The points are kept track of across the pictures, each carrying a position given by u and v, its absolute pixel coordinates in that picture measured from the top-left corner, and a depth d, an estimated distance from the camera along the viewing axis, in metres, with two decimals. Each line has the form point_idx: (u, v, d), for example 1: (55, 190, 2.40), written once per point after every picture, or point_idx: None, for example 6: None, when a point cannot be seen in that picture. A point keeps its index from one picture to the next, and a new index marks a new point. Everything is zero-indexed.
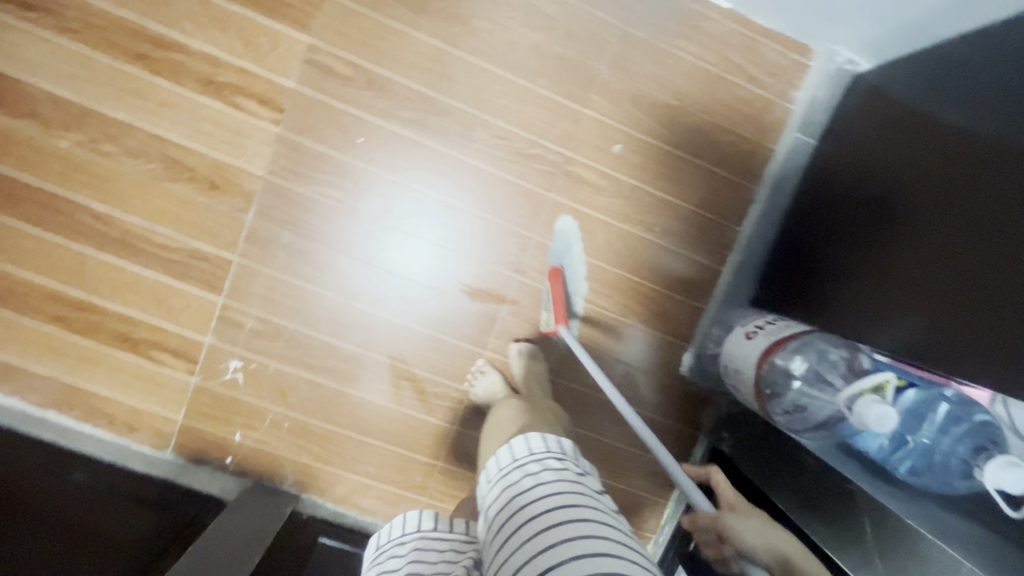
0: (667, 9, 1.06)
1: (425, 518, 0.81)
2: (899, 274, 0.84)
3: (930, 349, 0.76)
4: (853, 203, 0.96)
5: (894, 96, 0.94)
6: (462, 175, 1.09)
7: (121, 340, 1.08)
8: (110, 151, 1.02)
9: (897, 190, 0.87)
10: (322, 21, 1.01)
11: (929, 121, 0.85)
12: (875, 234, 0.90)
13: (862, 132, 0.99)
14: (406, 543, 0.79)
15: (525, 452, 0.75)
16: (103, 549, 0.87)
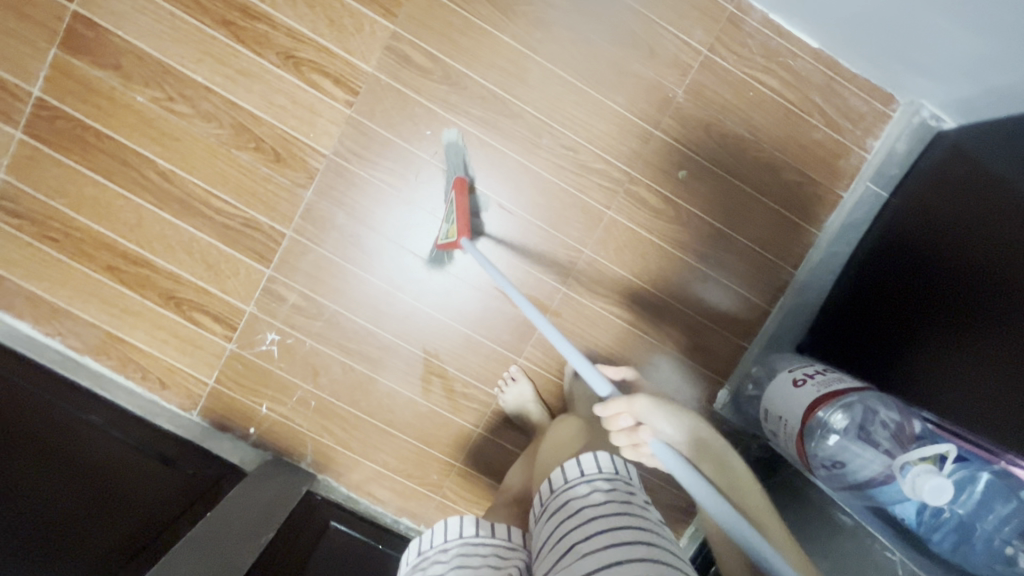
0: (754, 41, 1.04)
1: (467, 524, 0.77)
2: (975, 350, 0.79)
3: (1012, 438, 0.72)
4: (925, 264, 0.91)
5: (979, 157, 0.90)
6: (524, 181, 1.08)
7: (167, 297, 1.09)
8: (184, 112, 1.04)
9: (976, 258, 0.83)
10: (408, 11, 1.02)
11: (1016, 188, 0.80)
12: (947, 300, 0.85)
13: (941, 191, 0.94)
14: (449, 551, 0.75)
15: (579, 472, 0.74)
16: (122, 503, 0.87)
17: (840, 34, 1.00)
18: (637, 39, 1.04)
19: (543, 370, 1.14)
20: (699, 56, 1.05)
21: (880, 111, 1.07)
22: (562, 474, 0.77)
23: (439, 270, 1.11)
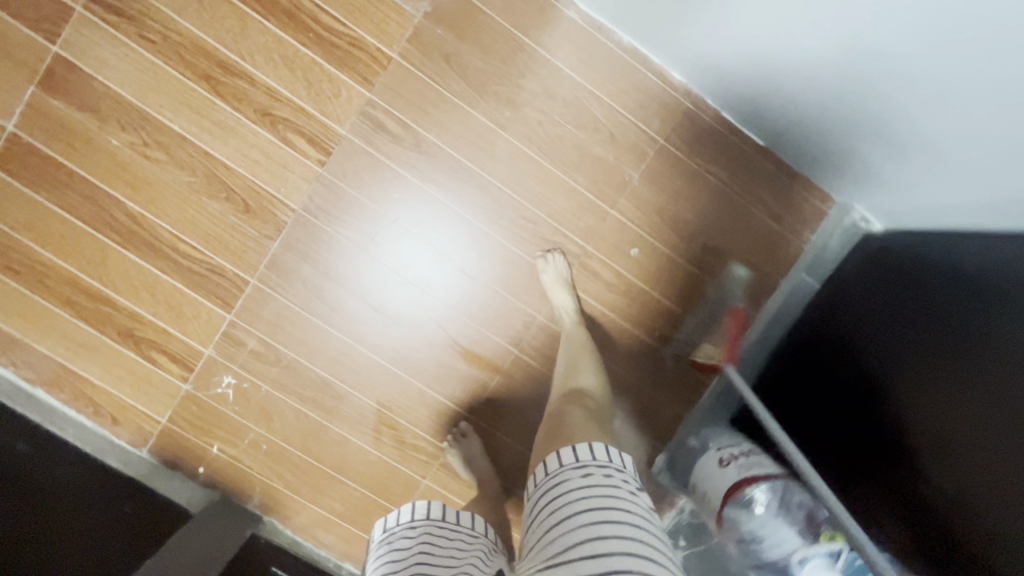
0: (707, 135, 1.12)
1: (435, 509, 0.86)
2: (887, 442, 0.84)
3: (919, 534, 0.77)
4: (847, 350, 0.95)
5: (901, 255, 0.95)
6: (483, 247, 1.13)
7: (125, 335, 1.10)
8: (158, 158, 1.06)
9: (892, 353, 0.87)
10: (384, 81, 1.07)
11: (930, 293, 0.85)
12: (865, 390, 0.89)
13: (865, 279, 0.99)
14: (416, 528, 0.84)
15: (573, 459, 0.75)
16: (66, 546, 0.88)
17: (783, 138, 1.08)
18: (600, 124, 1.10)
19: (492, 427, 1.19)
20: (656, 145, 1.12)
21: (819, 207, 1.15)
22: (556, 459, 0.76)
23: (397, 326, 1.15)
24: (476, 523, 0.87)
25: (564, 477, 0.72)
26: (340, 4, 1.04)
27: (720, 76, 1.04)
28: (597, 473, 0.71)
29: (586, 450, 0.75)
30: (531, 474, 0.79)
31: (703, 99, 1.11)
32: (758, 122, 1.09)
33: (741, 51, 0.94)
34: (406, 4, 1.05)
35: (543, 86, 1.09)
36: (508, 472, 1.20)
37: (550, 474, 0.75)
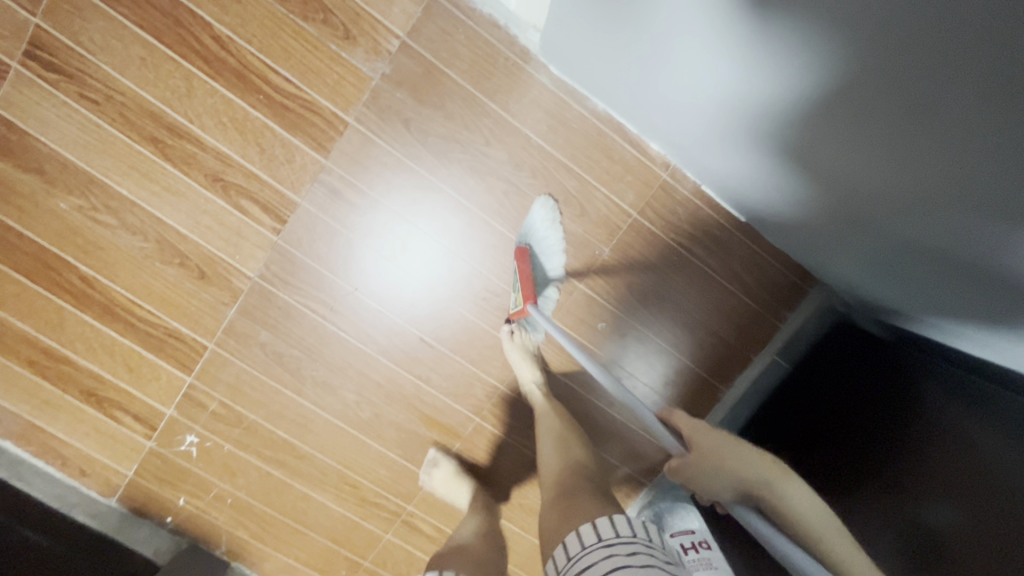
0: (684, 208, 1.06)
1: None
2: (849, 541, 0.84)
3: None
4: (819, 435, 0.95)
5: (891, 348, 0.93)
6: (447, 314, 1.10)
7: (88, 394, 1.11)
8: (109, 222, 1.03)
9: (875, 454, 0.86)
10: (340, 147, 1.01)
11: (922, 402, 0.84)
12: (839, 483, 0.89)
13: (850, 369, 0.98)
14: None
15: (596, 538, 0.67)
16: None
17: (761, 221, 1.03)
18: (569, 195, 1.04)
19: None
20: (628, 217, 1.06)
21: (796, 284, 1.11)
22: (576, 541, 0.69)
23: (356, 392, 1.13)
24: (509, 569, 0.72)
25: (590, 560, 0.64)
26: (292, 64, 0.97)
27: (695, 156, 0.98)
28: (623, 550, 0.63)
29: (608, 526, 0.67)
30: (551, 561, 0.72)
31: (681, 170, 1.05)
32: (732, 193, 1.01)
33: (717, 132, 0.86)
34: (362, 64, 0.97)
35: (510, 154, 1.02)
36: None
37: (572, 556, 0.67)
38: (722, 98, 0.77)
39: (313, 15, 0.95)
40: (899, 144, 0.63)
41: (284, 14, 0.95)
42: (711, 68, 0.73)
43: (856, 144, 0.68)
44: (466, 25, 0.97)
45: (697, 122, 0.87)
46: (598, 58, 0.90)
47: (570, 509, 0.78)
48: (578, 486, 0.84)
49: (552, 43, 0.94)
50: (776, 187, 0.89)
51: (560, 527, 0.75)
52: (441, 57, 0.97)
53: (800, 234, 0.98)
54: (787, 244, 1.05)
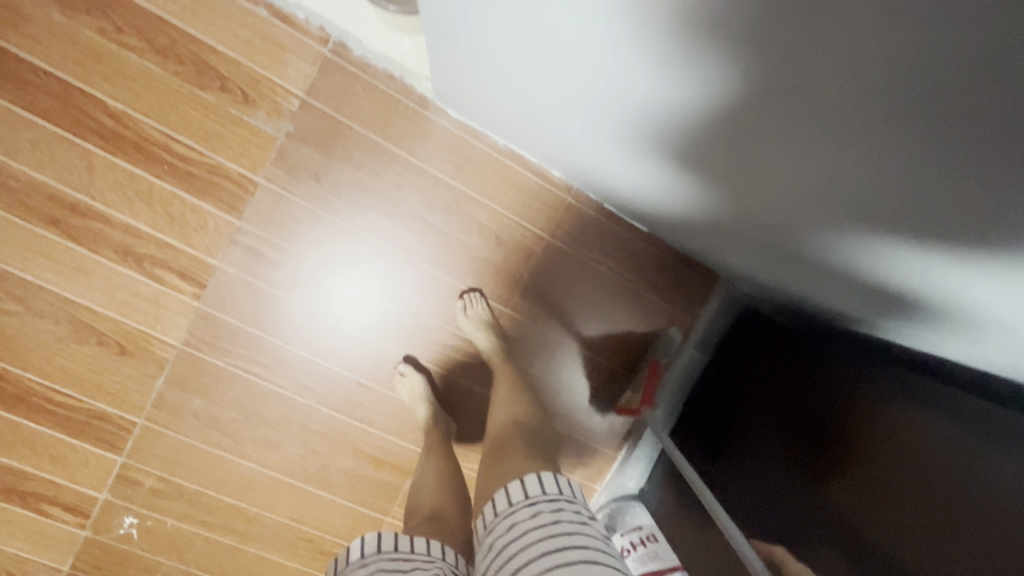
0: (592, 226, 1.14)
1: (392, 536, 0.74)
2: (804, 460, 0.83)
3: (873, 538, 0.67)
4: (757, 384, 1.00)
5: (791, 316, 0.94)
6: (381, 355, 1.12)
7: (8, 491, 1.05)
8: (13, 310, 0.99)
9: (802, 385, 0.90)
10: (252, 208, 1.02)
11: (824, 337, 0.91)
12: (785, 423, 0.90)
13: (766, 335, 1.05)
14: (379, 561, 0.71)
15: (522, 495, 0.70)
16: None
17: (666, 232, 1.08)
18: (483, 226, 1.10)
19: None
20: (542, 242, 1.13)
21: (704, 284, 1.20)
22: (504, 497, 0.71)
23: (299, 445, 1.13)
24: (431, 547, 0.72)
25: (515, 519, 0.67)
26: (193, 132, 0.98)
27: (595, 179, 1.01)
28: (548, 508, 0.67)
29: (534, 483, 0.71)
30: (479, 518, 0.74)
31: (583, 193, 1.13)
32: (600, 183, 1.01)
33: (606, 163, 0.88)
34: (265, 126, 1.00)
35: (421, 194, 1.07)
36: None
37: (498, 515, 0.70)
38: (593, 136, 0.79)
39: (209, 83, 0.97)
40: (746, 175, 0.63)
41: (179, 85, 0.96)
42: (577, 116, 0.75)
43: (711, 178, 0.68)
44: (362, 79, 1.01)
45: (584, 156, 0.91)
46: (484, 96, 0.91)
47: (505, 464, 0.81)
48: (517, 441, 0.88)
49: (443, 87, 0.98)
50: (672, 210, 0.90)
51: (496, 481, 0.78)
52: (342, 111, 1.01)
53: (705, 246, 1.02)
54: (701, 254, 1.10)
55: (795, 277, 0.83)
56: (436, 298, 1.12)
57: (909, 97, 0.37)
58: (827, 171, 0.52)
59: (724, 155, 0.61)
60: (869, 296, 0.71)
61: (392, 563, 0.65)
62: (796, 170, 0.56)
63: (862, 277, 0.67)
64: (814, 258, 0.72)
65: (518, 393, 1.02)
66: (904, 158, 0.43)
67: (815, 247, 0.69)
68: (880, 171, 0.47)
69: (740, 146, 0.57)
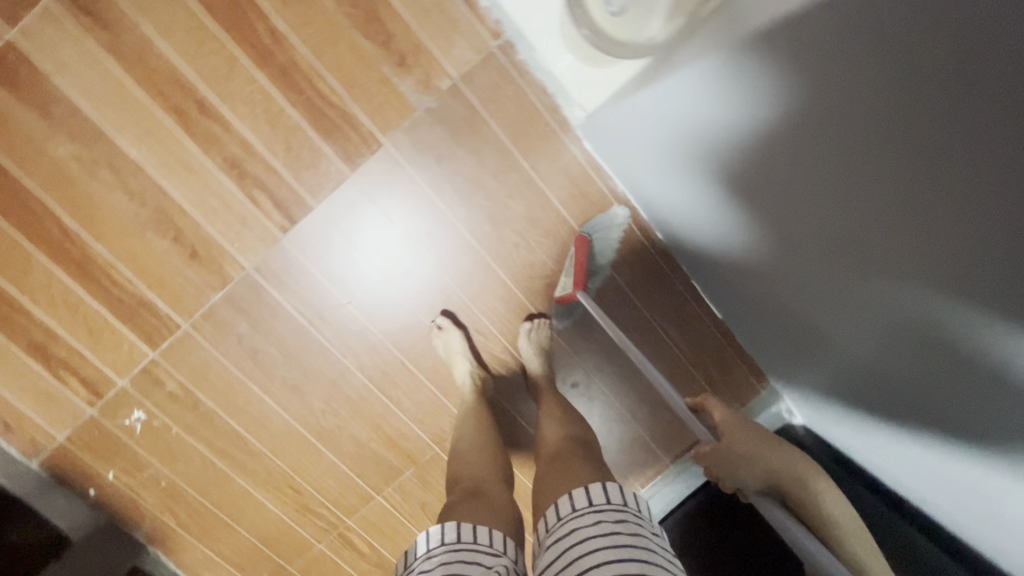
0: (670, 293, 1.15)
1: (449, 530, 0.70)
2: None
3: None
4: None
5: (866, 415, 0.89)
6: (435, 347, 1.11)
7: (35, 347, 1.04)
8: (107, 179, 0.99)
9: None
10: (369, 165, 1.02)
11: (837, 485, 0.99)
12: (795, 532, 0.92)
13: None
14: (434, 559, 0.67)
15: (587, 503, 0.71)
16: None
17: (740, 323, 1.12)
18: (573, 261, 1.10)
19: (397, 510, 1.21)
20: (621, 292, 1.13)
21: (756, 387, 1.20)
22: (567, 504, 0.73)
23: (322, 400, 1.13)
24: (495, 539, 0.71)
25: (578, 523, 0.68)
26: (341, 75, 0.98)
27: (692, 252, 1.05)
28: (612, 517, 0.68)
29: (599, 492, 0.71)
30: (541, 520, 0.75)
31: (676, 261, 1.13)
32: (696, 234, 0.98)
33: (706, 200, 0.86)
34: (410, 94, 0.99)
35: (528, 209, 1.07)
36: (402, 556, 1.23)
37: (561, 519, 0.71)
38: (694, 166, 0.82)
39: (373, 35, 0.96)
40: (761, 274, 0.90)
41: (345, 27, 0.96)
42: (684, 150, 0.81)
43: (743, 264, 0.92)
44: (516, 83, 1.00)
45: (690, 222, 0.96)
46: (626, 139, 0.94)
47: (571, 466, 0.81)
48: (575, 451, 0.86)
49: (593, 123, 0.99)
50: (760, 265, 0.87)
51: (562, 486, 0.77)
52: (486, 107, 1.01)
53: (766, 339, 1.07)
54: (766, 357, 1.12)
55: (850, 381, 0.88)
56: (502, 310, 1.12)
57: (810, 125, 0.59)
58: (830, 270, 0.73)
59: (753, 252, 0.87)
60: (921, 389, 0.73)
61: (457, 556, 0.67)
62: (794, 267, 0.80)
63: (925, 369, 0.70)
64: (880, 353, 0.76)
65: (565, 414, 0.99)
66: (925, 166, 0.51)
67: (887, 336, 0.72)
68: (894, 158, 0.53)
69: (757, 249, 0.85)
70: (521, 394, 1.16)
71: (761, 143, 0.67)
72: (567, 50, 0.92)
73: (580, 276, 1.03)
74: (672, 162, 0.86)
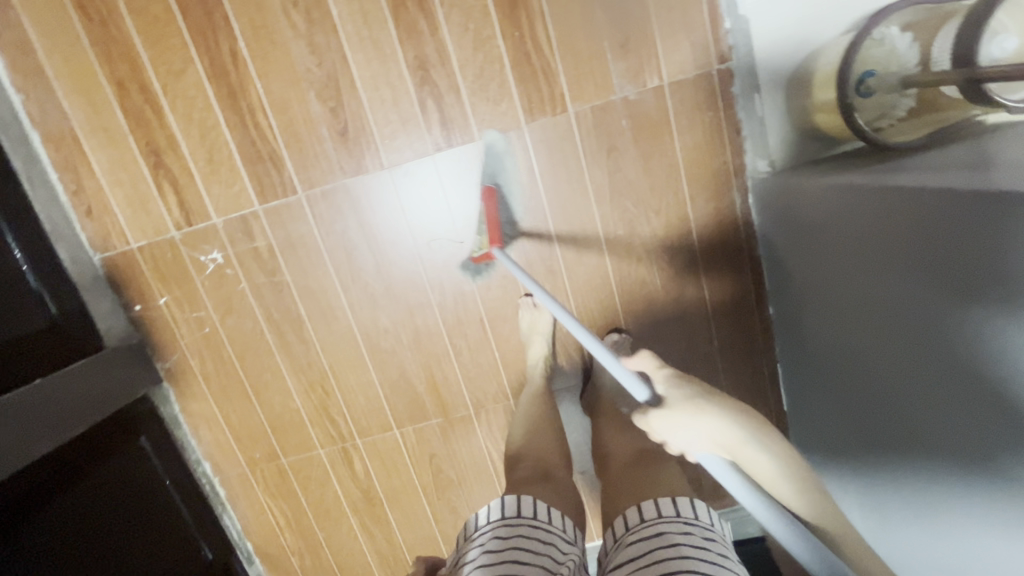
0: (751, 367, 1.13)
1: (526, 504, 0.71)
2: None
3: None
4: None
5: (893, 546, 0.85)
6: (520, 318, 1.09)
7: (152, 150, 1.02)
8: (297, 24, 0.96)
9: None
10: (544, 125, 1.00)
11: None
12: None
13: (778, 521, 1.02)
14: (513, 526, 0.67)
15: (675, 512, 0.65)
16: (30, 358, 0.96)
17: (802, 407, 1.09)
18: (682, 299, 1.09)
19: (407, 451, 1.19)
20: (709, 346, 1.12)
21: None
22: (651, 509, 0.68)
23: (391, 320, 1.11)
24: (566, 525, 0.72)
25: (662, 528, 0.63)
26: (561, 30, 0.96)
27: (790, 315, 1.03)
28: (701, 532, 0.62)
29: (687, 506, 0.66)
30: (612, 525, 0.71)
31: (773, 340, 1.11)
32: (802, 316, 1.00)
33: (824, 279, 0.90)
34: (616, 76, 0.97)
35: (666, 231, 1.05)
36: (392, 494, 1.22)
37: (641, 521, 0.66)
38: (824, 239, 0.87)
39: (610, 7, 0.95)
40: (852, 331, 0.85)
41: None
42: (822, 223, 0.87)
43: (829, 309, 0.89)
44: (718, 111, 0.98)
45: (802, 263, 0.95)
46: (772, 207, 0.99)
47: (644, 475, 0.80)
48: (645, 469, 0.82)
49: (771, 187, 0.97)
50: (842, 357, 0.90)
51: (636, 496, 0.74)
52: (679, 120, 0.99)
53: (837, 427, 0.97)
54: (833, 459, 0.99)
55: (914, 481, 0.77)
56: (595, 313, 1.11)
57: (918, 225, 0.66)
58: (913, 310, 0.70)
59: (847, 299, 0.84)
60: (981, 470, 0.63)
61: (535, 532, 0.67)
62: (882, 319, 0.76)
63: (994, 442, 0.60)
64: (949, 431, 0.67)
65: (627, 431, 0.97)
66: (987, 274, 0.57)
67: (961, 409, 0.64)
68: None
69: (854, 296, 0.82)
70: (575, 399, 1.15)
71: (877, 232, 0.74)
72: (781, 98, 0.96)
73: (493, 234, 1.01)
74: (807, 230, 0.91)
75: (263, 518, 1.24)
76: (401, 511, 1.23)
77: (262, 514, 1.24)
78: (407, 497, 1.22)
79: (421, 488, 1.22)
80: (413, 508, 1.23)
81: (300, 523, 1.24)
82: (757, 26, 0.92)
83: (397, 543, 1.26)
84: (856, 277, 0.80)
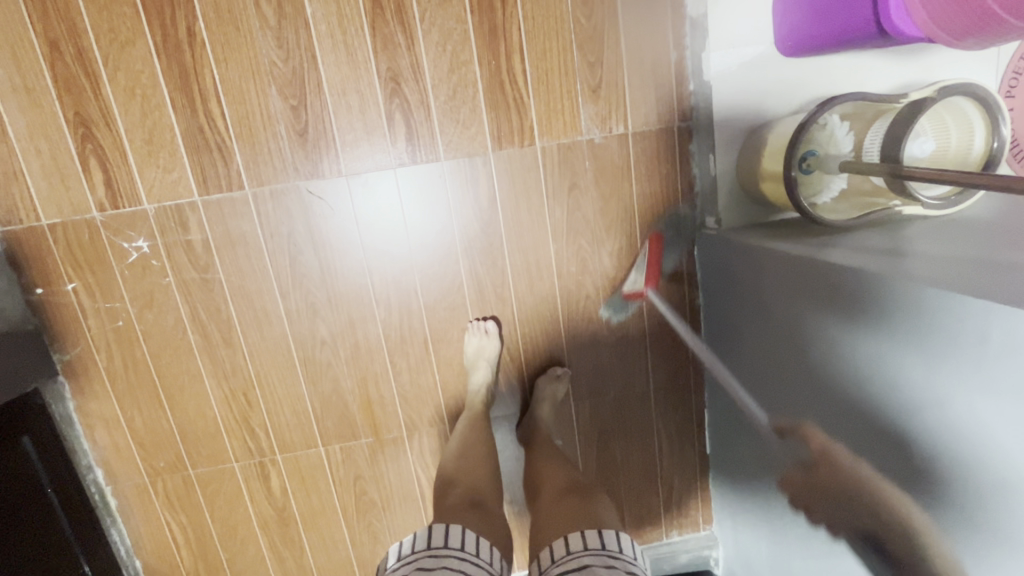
0: (681, 409, 1.18)
1: (455, 535, 0.69)
2: None
3: None
4: None
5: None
6: (465, 343, 1.08)
7: (81, 121, 0.92)
8: (266, 15, 0.91)
9: None
10: (510, 154, 1.01)
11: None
12: None
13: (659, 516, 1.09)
14: (439, 557, 0.65)
15: (601, 545, 0.68)
16: None
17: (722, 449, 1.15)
18: (624, 338, 1.12)
19: (330, 470, 1.13)
20: (645, 386, 1.15)
21: (697, 526, 1.24)
22: (578, 540, 0.70)
23: (330, 331, 1.06)
24: (493, 557, 0.70)
25: (588, 560, 0.65)
26: (537, 67, 0.98)
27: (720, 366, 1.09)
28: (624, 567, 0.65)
29: (613, 539, 0.70)
30: (538, 559, 0.72)
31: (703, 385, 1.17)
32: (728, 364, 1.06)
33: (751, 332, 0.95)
34: (584, 119, 1.00)
35: (616, 272, 1.08)
36: (308, 515, 1.15)
37: (567, 553, 0.68)
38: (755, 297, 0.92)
39: (586, 52, 0.98)
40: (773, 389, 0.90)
41: (568, 30, 0.96)
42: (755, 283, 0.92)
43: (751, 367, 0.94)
44: (675, 165, 1.03)
45: (731, 317, 1.02)
46: (714, 262, 1.04)
47: (578, 502, 0.81)
48: (572, 500, 0.83)
49: (712, 244, 1.03)
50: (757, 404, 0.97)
51: (563, 527, 0.75)
52: (639, 169, 1.03)
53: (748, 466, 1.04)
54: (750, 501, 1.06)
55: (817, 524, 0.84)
56: (540, 344, 1.12)
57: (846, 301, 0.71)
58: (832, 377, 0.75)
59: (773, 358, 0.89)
60: None
61: (460, 562, 0.66)
62: (804, 380, 0.81)
63: None
64: None
65: (560, 461, 0.97)
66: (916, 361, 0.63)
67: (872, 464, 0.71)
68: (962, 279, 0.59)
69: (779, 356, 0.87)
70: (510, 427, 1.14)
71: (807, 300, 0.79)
72: (734, 152, 1.00)
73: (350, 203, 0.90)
74: (742, 287, 0.96)
75: (158, 534, 1.13)
76: (316, 533, 1.16)
77: (158, 529, 1.13)
78: (324, 519, 1.16)
79: (340, 510, 1.16)
80: (329, 530, 1.16)
81: (201, 540, 1.14)
82: (718, 91, 0.96)
83: (307, 567, 1.18)
84: (784, 337, 0.86)
